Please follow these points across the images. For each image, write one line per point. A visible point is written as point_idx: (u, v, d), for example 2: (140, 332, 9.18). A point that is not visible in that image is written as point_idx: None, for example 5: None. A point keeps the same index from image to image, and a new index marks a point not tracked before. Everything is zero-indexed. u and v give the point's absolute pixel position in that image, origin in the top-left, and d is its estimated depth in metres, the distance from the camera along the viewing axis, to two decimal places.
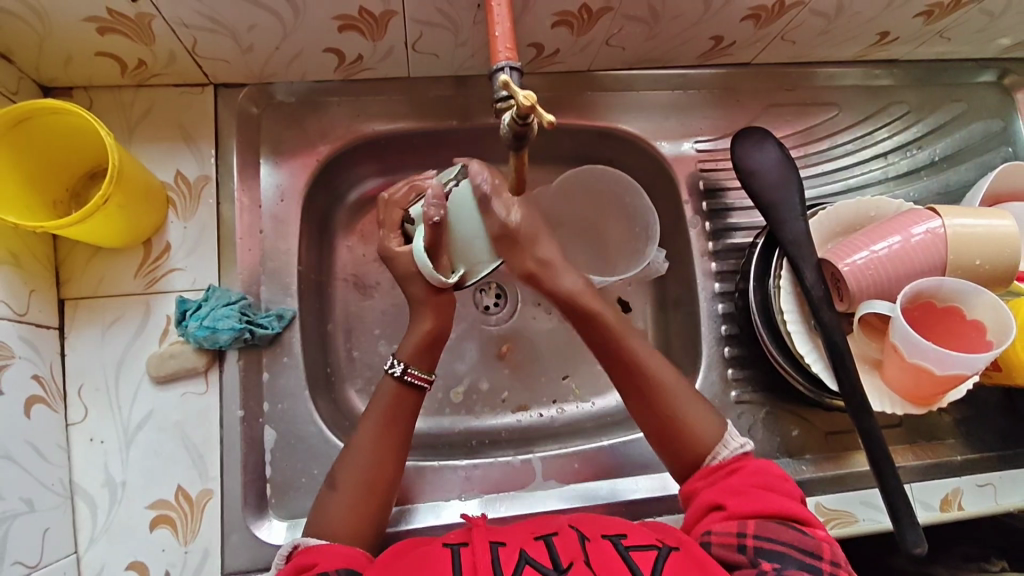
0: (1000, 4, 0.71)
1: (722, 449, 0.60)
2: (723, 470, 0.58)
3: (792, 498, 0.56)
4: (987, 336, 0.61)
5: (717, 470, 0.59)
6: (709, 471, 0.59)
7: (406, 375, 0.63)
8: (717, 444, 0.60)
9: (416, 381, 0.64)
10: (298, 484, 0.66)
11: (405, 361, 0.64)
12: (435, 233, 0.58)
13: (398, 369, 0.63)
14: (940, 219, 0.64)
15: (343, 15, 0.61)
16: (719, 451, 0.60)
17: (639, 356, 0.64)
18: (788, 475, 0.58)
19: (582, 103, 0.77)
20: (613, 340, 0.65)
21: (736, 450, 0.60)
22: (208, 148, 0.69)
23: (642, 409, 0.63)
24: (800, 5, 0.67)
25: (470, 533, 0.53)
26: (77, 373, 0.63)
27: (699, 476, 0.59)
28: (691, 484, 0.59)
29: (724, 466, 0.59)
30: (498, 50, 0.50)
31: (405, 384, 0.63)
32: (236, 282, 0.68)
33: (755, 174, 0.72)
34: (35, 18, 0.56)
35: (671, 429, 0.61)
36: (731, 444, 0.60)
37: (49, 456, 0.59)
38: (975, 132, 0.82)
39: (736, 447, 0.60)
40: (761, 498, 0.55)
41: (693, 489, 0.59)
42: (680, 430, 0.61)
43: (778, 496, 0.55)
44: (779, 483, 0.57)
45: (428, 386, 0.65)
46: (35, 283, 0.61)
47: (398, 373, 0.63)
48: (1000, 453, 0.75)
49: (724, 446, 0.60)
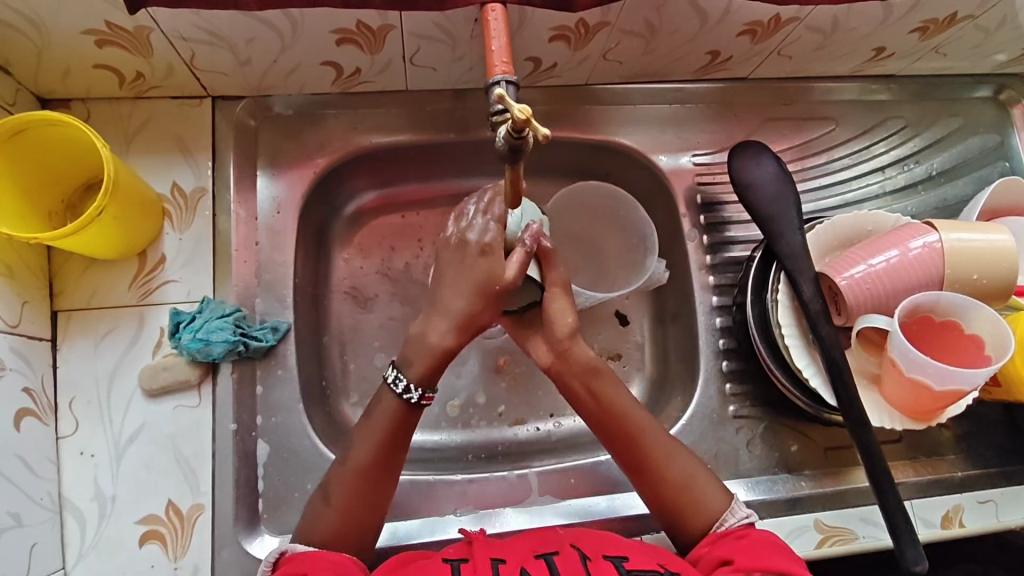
0: (995, 21, 0.71)
1: (729, 517, 0.60)
2: (729, 535, 0.58)
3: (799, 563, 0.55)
4: (986, 351, 0.61)
5: (724, 535, 0.58)
6: (714, 538, 0.58)
7: (423, 401, 0.60)
8: (725, 512, 0.60)
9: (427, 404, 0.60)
10: (290, 500, 0.65)
11: (421, 386, 0.60)
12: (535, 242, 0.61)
13: (415, 396, 0.59)
14: (937, 233, 0.63)
15: (340, 29, 0.61)
16: (726, 518, 0.60)
17: (639, 431, 0.63)
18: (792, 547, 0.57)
19: (579, 116, 0.77)
20: (600, 401, 0.64)
21: (742, 519, 0.59)
22: (205, 160, 0.69)
23: (626, 458, 0.63)
24: (796, 20, 0.67)
25: (470, 548, 0.53)
26: (69, 385, 0.62)
27: (705, 542, 0.59)
28: (697, 550, 0.58)
29: (732, 532, 0.58)
30: (495, 64, 0.51)
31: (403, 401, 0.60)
32: (232, 294, 0.68)
33: (752, 188, 0.72)
34: (34, 30, 0.57)
35: (670, 494, 0.61)
36: (738, 513, 0.60)
37: (38, 470, 0.58)
38: (972, 146, 0.83)
39: (742, 517, 0.60)
40: (766, 555, 0.54)
41: (699, 554, 0.58)
42: (681, 496, 0.61)
43: (782, 557, 0.54)
44: (783, 548, 0.56)
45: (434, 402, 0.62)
46: (29, 294, 0.61)
47: (415, 400, 0.59)
48: (1001, 469, 0.75)
49: (731, 514, 0.60)
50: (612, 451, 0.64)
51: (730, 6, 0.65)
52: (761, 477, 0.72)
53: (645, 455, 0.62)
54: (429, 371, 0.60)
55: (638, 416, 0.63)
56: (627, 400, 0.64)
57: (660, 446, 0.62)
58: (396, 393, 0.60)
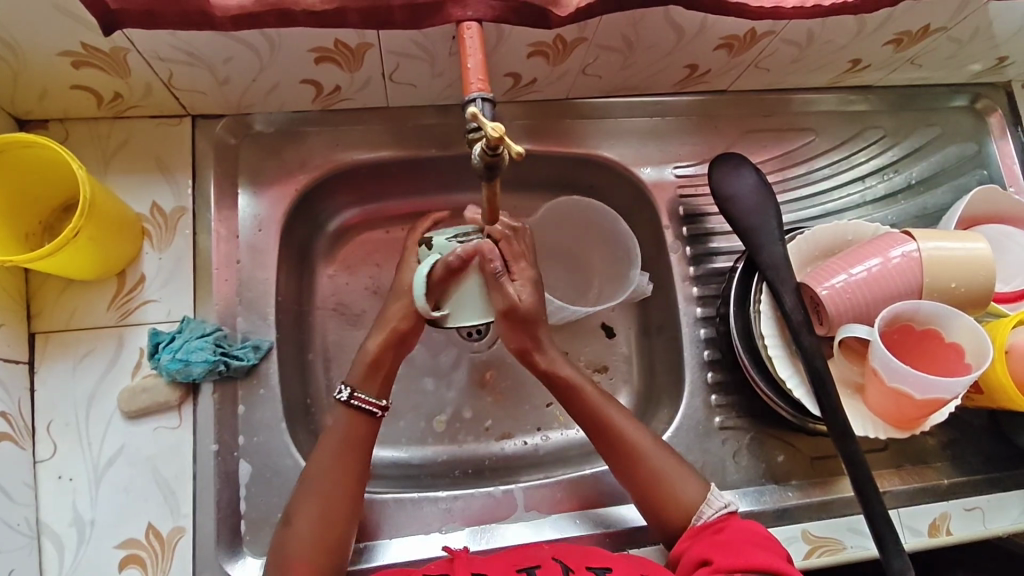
0: (967, 32, 0.72)
1: (706, 509, 0.61)
2: (709, 530, 0.59)
3: (779, 555, 0.55)
4: (966, 360, 0.61)
5: (703, 529, 0.60)
6: (695, 532, 0.60)
7: (353, 400, 0.62)
8: (701, 503, 0.61)
9: (363, 406, 0.62)
10: (273, 521, 0.64)
11: (352, 385, 0.63)
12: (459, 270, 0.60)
13: (345, 394, 0.62)
14: (915, 242, 0.64)
15: (319, 48, 0.61)
16: (703, 511, 0.61)
17: (632, 440, 0.64)
18: (773, 536, 0.58)
19: (560, 130, 0.78)
20: (594, 410, 0.65)
21: (720, 510, 0.61)
22: (185, 179, 0.69)
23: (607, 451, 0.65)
24: (771, 34, 0.68)
25: (451, 564, 0.54)
26: (46, 409, 0.62)
27: (687, 536, 0.60)
28: (678, 546, 0.60)
29: (710, 526, 0.60)
30: (471, 81, 0.51)
31: (354, 409, 0.62)
32: (212, 313, 0.67)
33: (732, 200, 0.72)
34: (9, 53, 0.57)
35: (650, 488, 0.63)
36: (715, 503, 0.61)
37: (15, 495, 0.57)
38: (950, 155, 0.84)
39: (720, 507, 0.61)
40: (749, 552, 0.54)
41: (680, 549, 0.59)
42: (660, 491, 0.62)
43: (762, 551, 0.55)
44: (763, 541, 0.56)
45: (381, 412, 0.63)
46: (4, 317, 0.60)
47: (344, 398, 0.62)
48: (987, 476, 0.75)
49: (708, 505, 0.61)
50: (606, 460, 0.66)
51: (705, 21, 0.65)
52: (748, 488, 0.71)
53: (637, 464, 0.63)
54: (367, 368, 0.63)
55: (630, 424, 0.65)
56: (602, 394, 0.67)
57: (653, 454, 0.63)
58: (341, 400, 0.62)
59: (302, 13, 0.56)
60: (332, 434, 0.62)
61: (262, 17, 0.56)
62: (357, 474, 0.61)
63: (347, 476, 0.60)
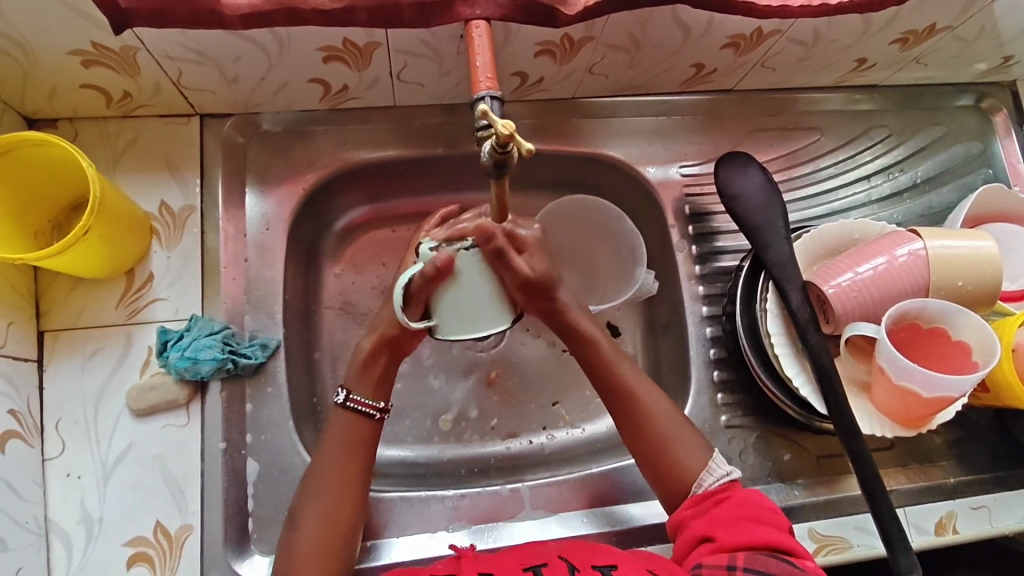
0: (973, 31, 0.72)
1: (707, 477, 0.61)
2: (711, 501, 0.59)
3: (782, 529, 0.56)
4: (973, 358, 0.61)
5: (706, 499, 0.59)
6: (697, 501, 0.59)
7: (348, 401, 0.62)
8: (702, 471, 0.61)
9: (360, 407, 0.62)
10: (281, 519, 0.64)
11: (348, 387, 0.63)
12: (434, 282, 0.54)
13: (341, 396, 0.62)
14: (921, 241, 0.64)
15: (327, 47, 0.61)
16: (704, 478, 0.61)
17: (643, 404, 0.64)
18: (776, 506, 0.58)
19: (567, 129, 0.78)
20: (608, 373, 0.65)
21: (722, 478, 0.60)
22: (193, 178, 0.69)
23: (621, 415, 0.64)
24: (778, 33, 0.68)
25: (459, 563, 0.54)
26: (55, 407, 0.62)
27: (687, 505, 0.60)
28: (680, 515, 0.60)
29: (712, 495, 0.59)
30: (480, 80, 0.52)
31: (349, 411, 0.62)
32: (220, 312, 0.67)
33: (738, 198, 0.72)
34: (19, 52, 0.57)
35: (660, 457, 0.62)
36: (716, 472, 0.61)
37: (24, 492, 0.58)
38: (956, 154, 0.84)
39: (721, 475, 0.60)
40: (752, 530, 0.54)
41: (682, 519, 0.59)
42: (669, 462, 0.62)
43: (765, 528, 0.55)
44: (766, 515, 0.56)
45: (378, 412, 0.62)
46: (14, 315, 0.61)
47: (341, 400, 0.62)
48: (992, 474, 0.75)
49: (708, 473, 0.61)
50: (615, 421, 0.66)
51: (712, 20, 0.65)
52: (755, 487, 0.71)
53: (647, 427, 0.63)
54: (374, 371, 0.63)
55: (643, 386, 0.65)
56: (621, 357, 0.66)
57: (662, 416, 0.63)
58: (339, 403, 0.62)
59: (311, 12, 0.57)
60: (341, 432, 0.62)
61: (271, 16, 0.56)
62: (364, 472, 0.61)
63: (357, 472, 0.60)
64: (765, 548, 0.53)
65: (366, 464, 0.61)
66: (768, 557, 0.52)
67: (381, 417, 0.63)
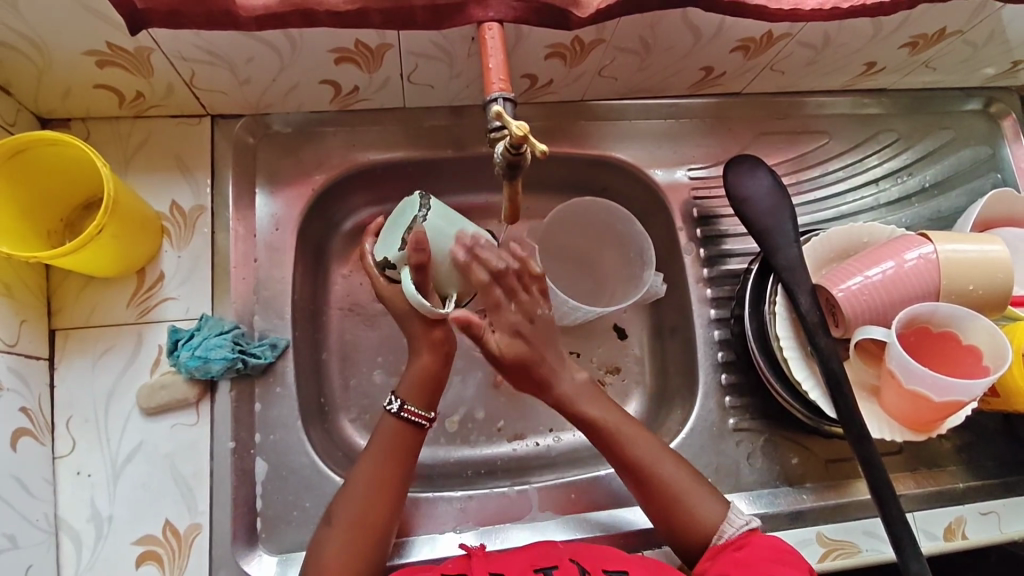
0: (983, 35, 0.72)
1: (728, 527, 0.60)
2: (731, 547, 0.58)
3: (799, 569, 0.55)
4: (983, 362, 0.61)
5: (725, 547, 0.58)
6: (716, 551, 0.58)
7: (403, 411, 0.62)
8: (722, 522, 0.61)
9: (412, 418, 0.62)
10: (289, 517, 0.64)
11: (403, 397, 0.62)
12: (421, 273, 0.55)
13: (395, 406, 0.62)
14: (932, 244, 0.64)
15: (339, 48, 0.62)
16: (725, 529, 0.60)
17: (662, 475, 0.62)
18: (792, 547, 0.57)
19: (575, 131, 0.78)
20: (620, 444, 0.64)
21: (742, 527, 0.60)
22: (204, 179, 0.69)
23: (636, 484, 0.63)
24: (788, 37, 0.69)
25: (469, 562, 0.54)
26: (66, 405, 0.62)
27: (707, 555, 0.59)
28: (701, 566, 0.58)
29: (732, 544, 0.58)
30: (493, 81, 0.53)
31: (403, 422, 0.62)
32: (230, 311, 0.68)
33: (746, 202, 0.72)
34: (34, 52, 0.57)
35: (682, 522, 0.61)
36: (736, 521, 0.60)
37: (35, 491, 0.58)
38: (964, 159, 0.84)
39: (741, 524, 0.60)
40: (771, 570, 0.54)
41: (703, 568, 0.58)
42: (695, 526, 0.61)
43: (785, 567, 0.54)
44: (782, 555, 0.55)
45: (428, 424, 0.63)
46: (26, 313, 0.61)
47: (395, 409, 0.62)
48: (1002, 479, 0.74)
49: (729, 524, 0.60)
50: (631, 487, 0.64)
51: (723, 23, 0.66)
52: (762, 490, 0.71)
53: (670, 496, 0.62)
54: (414, 383, 0.63)
55: (649, 451, 0.63)
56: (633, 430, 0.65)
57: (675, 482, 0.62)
58: (391, 412, 0.62)
59: (325, 14, 0.57)
60: (382, 430, 0.62)
61: (285, 18, 0.56)
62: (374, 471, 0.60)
63: (379, 474, 0.60)
64: None
65: (392, 470, 0.60)
66: None
67: (427, 429, 0.63)
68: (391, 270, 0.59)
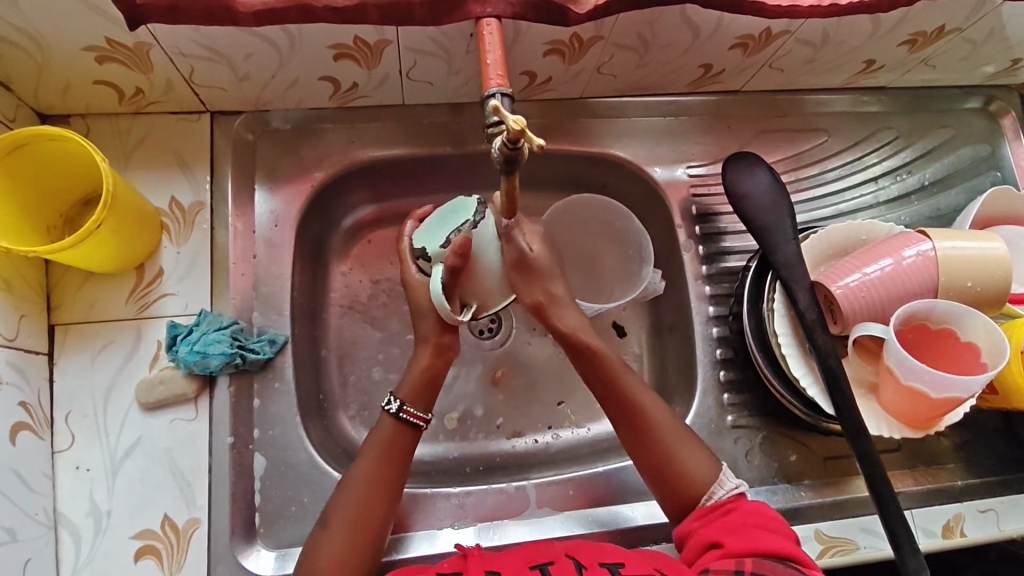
0: (982, 33, 0.73)
1: (718, 489, 0.60)
2: (719, 511, 0.59)
3: (789, 538, 0.56)
4: (981, 359, 0.61)
5: (713, 511, 0.59)
6: (704, 514, 0.59)
7: (401, 412, 0.62)
8: (713, 483, 0.61)
9: (411, 420, 0.62)
10: (287, 513, 0.64)
11: (402, 398, 0.63)
12: (454, 277, 0.58)
13: (394, 406, 0.62)
14: (930, 241, 0.64)
15: (338, 44, 0.62)
16: (714, 490, 0.60)
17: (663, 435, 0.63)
18: (782, 515, 0.58)
19: (574, 129, 0.78)
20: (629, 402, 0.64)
21: (731, 491, 0.60)
22: (204, 174, 0.69)
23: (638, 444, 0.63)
24: (787, 34, 0.69)
25: (465, 561, 0.54)
26: (65, 400, 0.62)
27: (695, 516, 0.60)
28: (687, 526, 0.59)
29: (720, 507, 0.59)
30: (490, 77, 0.53)
31: (401, 422, 0.62)
32: (229, 307, 0.68)
33: (745, 199, 0.72)
34: (34, 47, 0.57)
35: (678, 482, 0.61)
36: (727, 484, 0.60)
37: (34, 485, 0.58)
38: (963, 156, 0.84)
39: (731, 488, 0.60)
40: (761, 537, 0.55)
41: (690, 529, 0.59)
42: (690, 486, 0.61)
43: (775, 536, 0.55)
44: (773, 523, 0.57)
45: (426, 425, 0.64)
46: (26, 308, 0.61)
47: (393, 410, 0.62)
48: (1001, 477, 0.74)
49: (720, 485, 0.60)
50: (630, 447, 0.64)
51: (721, 20, 0.66)
52: (760, 487, 0.71)
53: (670, 455, 0.62)
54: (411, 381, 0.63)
55: (655, 412, 0.64)
56: (644, 390, 0.65)
57: (675, 443, 0.62)
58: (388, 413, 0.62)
59: (323, 9, 0.57)
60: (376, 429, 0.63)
61: (284, 14, 0.57)
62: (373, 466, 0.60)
63: (378, 468, 0.60)
64: (771, 554, 0.53)
65: (389, 466, 0.61)
66: (773, 564, 0.52)
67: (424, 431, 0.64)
68: (424, 260, 0.62)
